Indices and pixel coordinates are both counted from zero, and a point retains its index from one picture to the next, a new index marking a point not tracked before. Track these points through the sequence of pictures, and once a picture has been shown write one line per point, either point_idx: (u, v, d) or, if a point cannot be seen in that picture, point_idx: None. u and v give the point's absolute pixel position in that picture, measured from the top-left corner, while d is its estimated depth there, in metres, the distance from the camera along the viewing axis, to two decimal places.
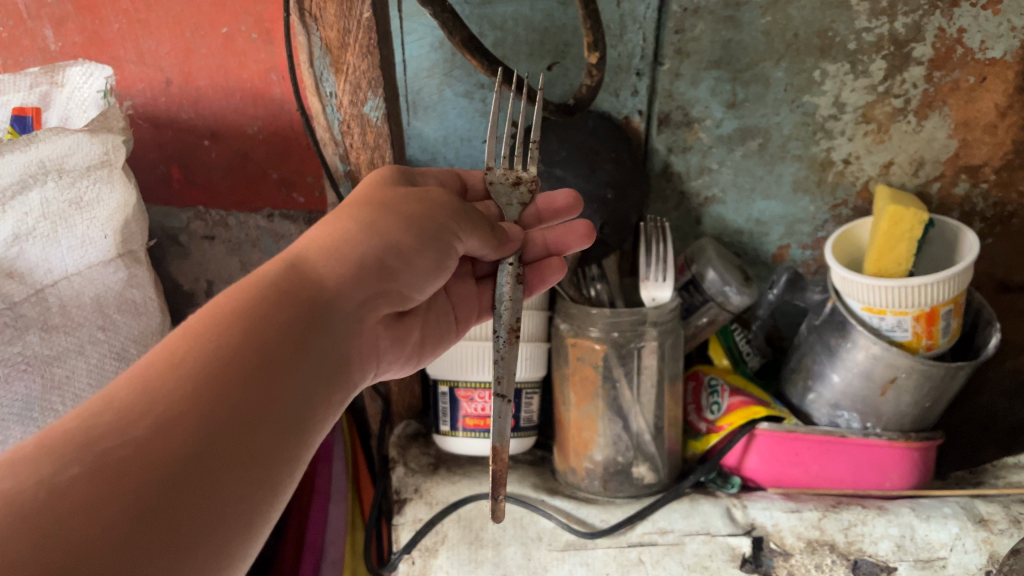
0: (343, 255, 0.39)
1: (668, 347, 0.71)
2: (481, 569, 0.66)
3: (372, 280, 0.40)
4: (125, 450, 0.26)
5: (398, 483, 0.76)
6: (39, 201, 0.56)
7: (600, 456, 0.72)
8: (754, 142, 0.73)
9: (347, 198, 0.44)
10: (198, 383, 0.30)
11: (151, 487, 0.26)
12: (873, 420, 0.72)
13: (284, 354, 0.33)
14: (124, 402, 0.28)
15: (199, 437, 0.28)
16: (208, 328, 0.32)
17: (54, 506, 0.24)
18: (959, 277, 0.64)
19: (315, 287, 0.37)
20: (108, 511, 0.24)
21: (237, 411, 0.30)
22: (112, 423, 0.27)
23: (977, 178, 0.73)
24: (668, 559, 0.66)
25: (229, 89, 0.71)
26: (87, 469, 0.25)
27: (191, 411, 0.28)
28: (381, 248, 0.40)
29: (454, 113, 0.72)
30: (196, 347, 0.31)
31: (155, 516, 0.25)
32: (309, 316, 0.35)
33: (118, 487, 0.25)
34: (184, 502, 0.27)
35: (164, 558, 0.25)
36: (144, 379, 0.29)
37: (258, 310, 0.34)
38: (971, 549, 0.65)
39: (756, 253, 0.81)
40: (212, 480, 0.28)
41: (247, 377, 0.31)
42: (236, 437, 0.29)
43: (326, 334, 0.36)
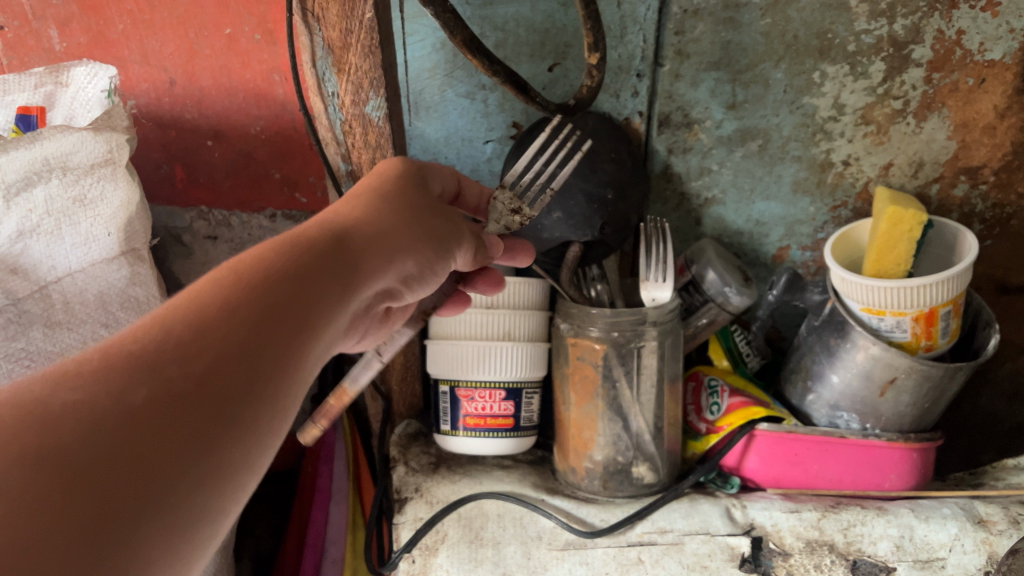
0: (368, 229, 0.40)
1: (667, 346, 0.71)
2: (481, 569, 0.67)
3: (392, 256, 0.41)
4: (188, 383, 0.26)
5: (399, 481, 0.76)
6: (44, 198, 0.57)
7: (600, 456, 0.72)
8: (755, 143, 0.74)
9: (372, 173, 0.45)
10: (255, 326, 0.30)
11: (207, 427, 0.26)
12: (873, 421, 0.72)
13: (322, 312, 0.34)
14: (185, 332, 0.28)
15: (250, 382, 0.28)
16: (257, 270, 0.33)
17: (122, 429, 0.24)
18: (958, 277, 0.64)
19: (350, 255, 0.37)
20: (169, 445, 0.25)
21: (281, 365, 0.30)
22: (176, 351, 0.27)
23: (976, 179, 0.73)
24: (668, 559, 0.67)
25: (232, 89, 0.71)
26: (153, 396, 0.25)
27: (246, 355, 0.29)
28: (398, 232, 0.41)
29: (455, 114, 0.73)
30: (249, 290, 0.31)
31: (206, 457, 0.26)
32: (344, 279, 0.36)
33: (181, 419, 0.25)
34: (230, 446, 0.27)
35: (203, 500, 0.26)
36: (203, 309, 0.29)
37: (302, 266, 0.34)
38: (970, 550, 0.66)
39: (756, 254, 0.81)
40: (252, 430, 0.28)
41: (294, 329, 0.31)
42: (277, 387, 0.30)
43: (353, 298, 0.37)
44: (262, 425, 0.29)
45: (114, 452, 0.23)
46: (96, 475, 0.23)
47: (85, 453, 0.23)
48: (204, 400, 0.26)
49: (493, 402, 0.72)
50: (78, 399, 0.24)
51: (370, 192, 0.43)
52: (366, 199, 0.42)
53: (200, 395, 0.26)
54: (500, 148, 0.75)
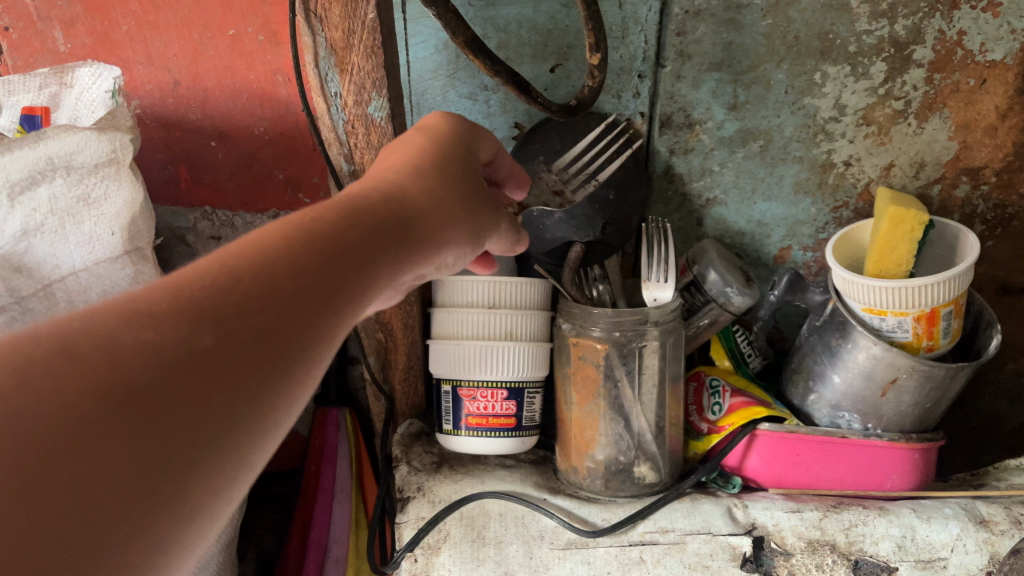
0: (424, 197, 0.38)
1: (669, 347, 0.72)
2: (483, 568, 0.67)
3: (446, 232, 0.39)
4: (249, 339, 0.25)
5: (402, 481, 0.77)
6: (48, 197, 0.58)
7: (601, 455, 0.73)
8: (756, 144, 0.74)
9: (428, 140, 0.43)
10: (317, 289, 0.28)
11: (258, 388, 0.25)
12: (874, 421, 0.73)
13: (374, 285, 0.32)
14: (250, 279, 0.27)
15: (303, 348, 0.27)
16: (324, 229, 0.31)
17: (184, 373, 0.23)
18: (959, 278, 0.64)
19: (406, 224, 0.36)
20: (219, 404, 0.24)
21: (331, 328, 0.29)
22: (242, 301, 0.26)
23: (978, 180, 0.74)
24: (669, 558, 0.67)
25: (235, 90, 0.72)
26: (217, 345, 0.24)
27: (305, 319, 0.27)
28: (452, 210, 0.40)
29: (457, 114, 0.73)
30: (311, 246, 0.30)
31: (253, 420, 0.25)
32: (399, 251, 0.34)
33: (236, 376, 0.24)
34: (272, 412, 0.26)
35: (239, 456, 0.25)
36: (271, 261, 0.28)
37: (361, 229, 0.33)
38: (972, 550, 0.66)
39: (758, 255, 0.81)
40: (294, 389, 0.27)
41: (348, 298, 0.30)
42: (322, 356, 0.29)
43: (402, 272, 0.35)
44: (302, 394, 0.28)
45: (171, 398, 0.22)
46: (149, 420, 0.22)
47: (144, 395, 0.22)
48: (259, 362, 0.25)
49: (495, 401, 0.72)
50: (150, 333, 0.23)
51: (433, 162, 0.41)
52: (426, 168, 0.40)
53: (257, 354, 0.25)
54: (502, 148, 0.76)
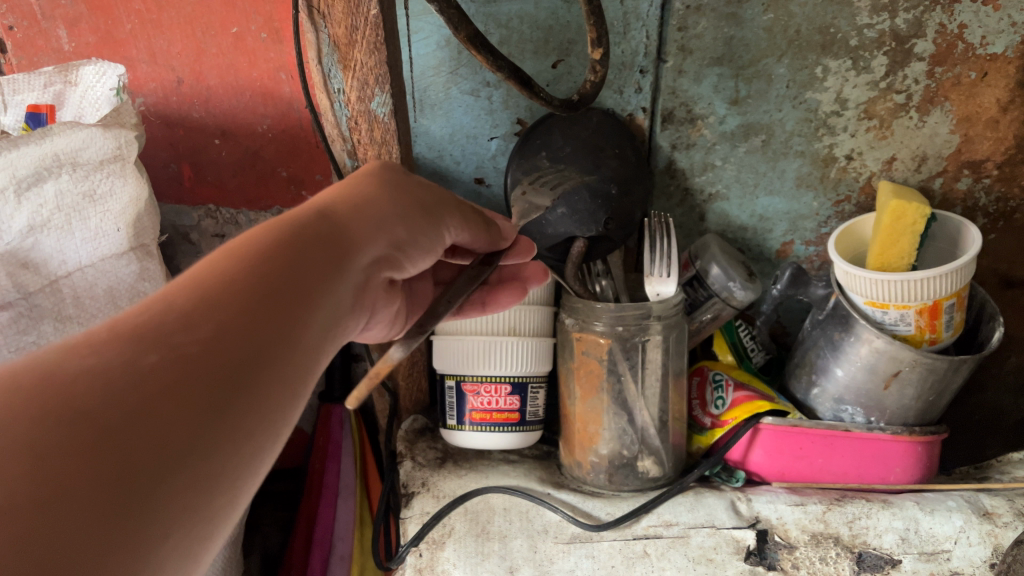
0: (361, 206, 0.40)
1: (672, 341, 0.72)
2: (488, 562, 0.67)
3: (391, 236, 0.41)
4: (194, 350, 0.27)
5: (406, 476, 0.77)
6: (54, 194, 0.58)
7: (605, 450, 0.73)
8: (758, 138, 0.74)
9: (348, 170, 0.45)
10: (258, 300, 0.30)
11: (218, 392, 0.27)
12: (877, 414, 0.73)
13: (321, 292, 0.34)
14: (187, 303, 0.28)
15: (256, 353, 0.29)
16: (260, 250, 0.33)
17: (136, 389, 0.24)
18: (962, 271, 0.64)
19: (344, 232, 0.38)
20: (183, 408, 0.25)
21: (286, 329, 0.31)
22: (182, 321, 0.27)
23: (980, 173, 0.74)
24: (673, 551, 0.67)
25: (238, 88, 0.72)
26: (163, 361, 0.26)
27: (251, 326, 0.29)
28: (397, 212, 0.42)
29: (460, 111, 0.73)
30: (246, 266, 0.32)
31: (223, 419, 0.26)
32: (341, 259, 0.36)
33: (192, 385, 0.26)
34: (243, 413, 0.27)
35: (224, 450, 0.26)
36: (207, 285, 0.30)
37: (298, 242, 0.35)
38: (976, 542, 0.66)
39: (760, 249, 0.82)
40: (264, 387, 0.29)
41: (296, 303, 0.32)
42: (284, 359, 0.30)
43: (350, 277, 0.37)
44: (273, 395, 0.29)
45: (130, 409, 0.24)
46: (113, 430, 0.23)
47: (101, 410, 0.23)
48: (213, 368, 0.27)
49: (499, 397, 0.73)
50: (89, 364, 0.25)
51: (367, 178, 0.43)
52: (364, 184, 0.43)
53: (208, 362, 0.27)
54: (505, 144, 0.76)
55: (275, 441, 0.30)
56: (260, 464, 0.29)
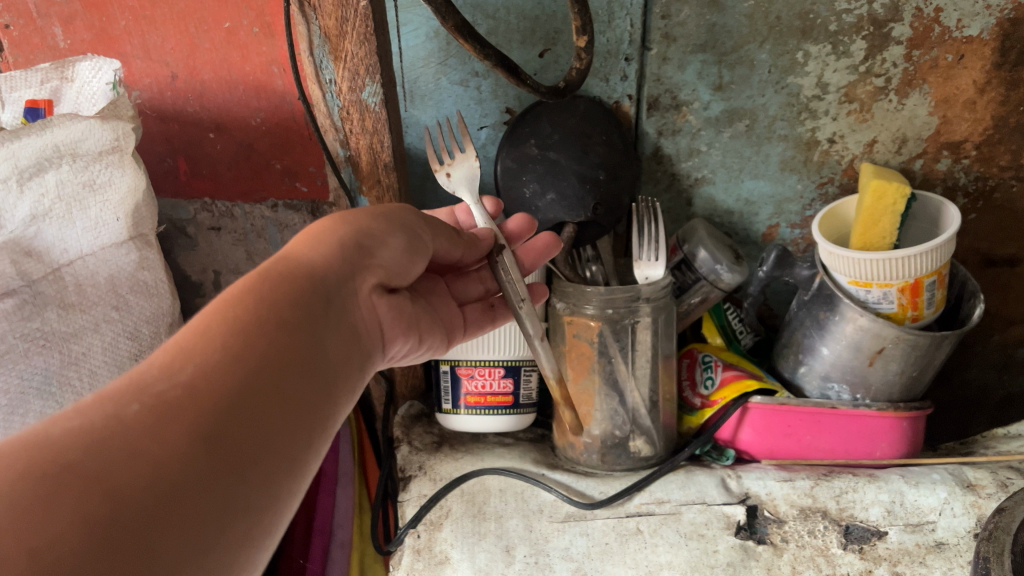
0: (330, 230, 0.41)
1: (661, 322, 0.73)
2: (485, 541, 0.69)
3: (370, 256, 0.42)
4: (173, 395, 0.28)
5: (403, 460, 0.79)
6: (55, 183, 0.59)
7: (597, 430, 0.75)
8: (742, 124, 0.76)
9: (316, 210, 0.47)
10: (234, 337, 0.31)
11: (204, 424, 0.28)
12: (863, 391, 0.75)
13: (304, 318, 0.35)
14: (164, 356, 0.30)
15: (239, 383, 0.30)
16: (236, 292, 0.34)
17: (121, 438, 0.26)
18: (942, 249, 0.66)
19: (315, 256, 0.39)
20: (168, 445, 0.26)
21: (270, 359, 0.32)
22: (159, 371, 0.29)
23: (959, 154, 0.75)
24: (666, 528, 0.69)
25: (232, 82, 0.73)
26: (144, 408, 0.27)
27: (229, 363, 0.30)
28: (370, 227, 0.42)
29: (450, 101, 0.75)
30: (219, 309, 0.33)
31: (215, 451, 0.28)
32: (323, 284, 0.37)
33: (176, 424, 0.27)
34: (234, 441, 0.28)
35: (221, 478, 0.27)
36: (184, 336, 0.31)
37: (270, 279, 0.36)
38: (959, 513, 0.67)
39: (746, 233, 0.83)
40: (255, 415, 0.30)
41: (278, 332, 0.33)
42: (273, 385, 0.31)
43: (334, 301, 0.38)
44: (266, 421, 0.30)
45: (115, 456, 0.25)
46: (101, 476, 0.25)
47: (88, 459, 0.25)
48: (195, 405, 0.28)
49: (493, 380, 0.74)
50: (75, 424, 0.26)
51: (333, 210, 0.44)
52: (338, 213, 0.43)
53: (190, 402, 0.28)
54: (494, 133, 0.77)
55: (283, 466, 0.31)
56: (271, 490, 0.30)
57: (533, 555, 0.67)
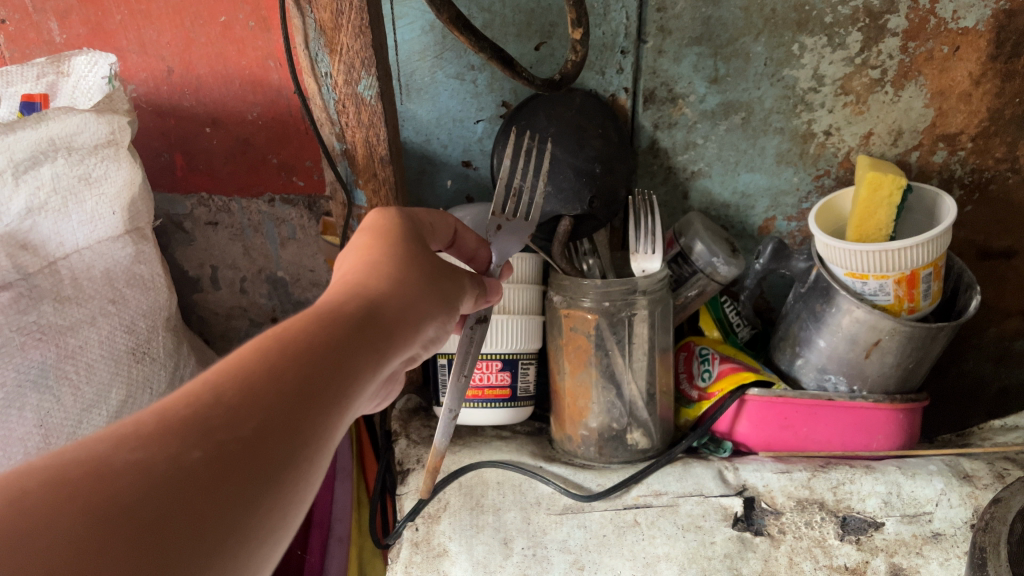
0: (396, 277, 0.38)
1: (657, 315, 0.73)
2: (482, 534, 0.69)
3: (424, 311, 0.38)
4: (235, 451, 0.25)
5: (402, 454, 0.79)
6: (51, 176, 0.59)
7: (595, 423, 0.75)
8: (738, 116, 0.76)
9: (379, 222, 0.43)
10: (300, 392, 0.28)
11: (250, 494, 0.25)
12: (859, 383, 0.75)
13: (360, 379, 0.32)
14: (234, 391, 0.27)
15: (292, 451, 0.27)
16: (305, 332, 0.31)
17: (178, 490, 0.23)
18: (938, 240, 0.66)
19: (381, 302, 0.36)
20: (214, 510, 0.24)
21: (323, 422, 0.29)
22: (226, 414, 0.26)
23: (955, 146, 0.76)
24: (663, 520, 0.69)
25: (228, 76, 0.73)
26: (206, 458, 0.24)
27: (293, 420, 0.27)
28: (425, 283, 0.39)
29: (445, 95, 0.75)
30: (290, 348, 0.30)
31: (252, 521, 0.25)
32: (381, 340, 0.34)
33: (229, 490, 0.24)
34: (267, 517, 0.26)
35: (247, 552, 0.25)
36: (252, 372, 0.28)
37: (338, 322, 0.33)
38: (956, 504, 0.67)
39: (743, 226, 0.84)
40: (292, 486, 0.27)
41: (337, 397, 0.30)
42: (315, 458, 0.28)
43: (387, 356, 0.35)
44: (297, 493, 0.27)
45: (165, 512, 0.22)
46: (148, 533, 0.22)
47: (143, 507, 0.22)
48: (251, 468, 0.25)
49: (491, 373, 0.74)
50: (135, 457, 0.23)
51: (399, 243, 0.41)
52: (401, 253, 0.40)
53: (246, 463, 0.25)
54: (490, 127, 0.77)
55: (290, 535, 0.28)
56: (271, 564, 0.27)
57: (531, 548, 0.68)
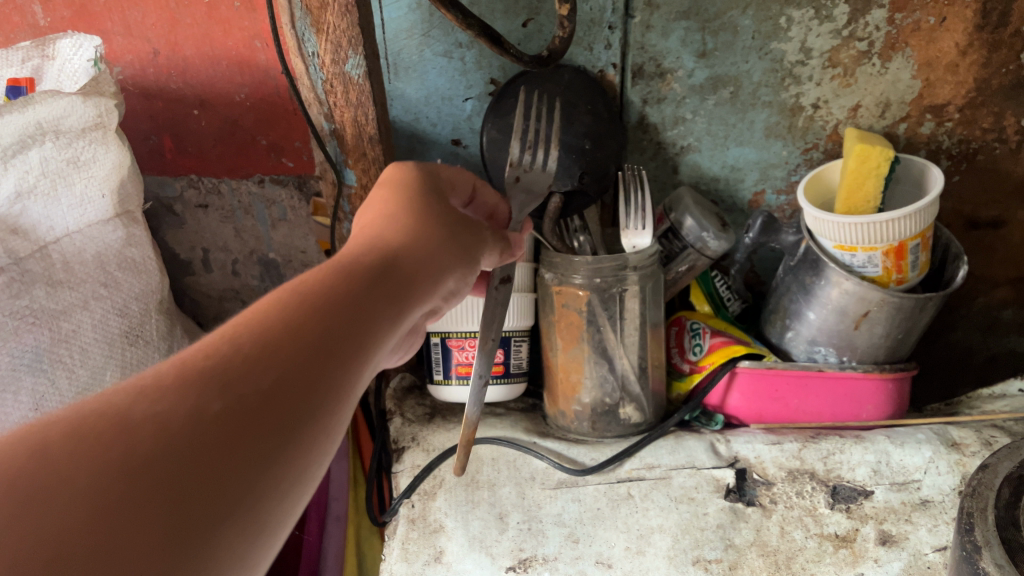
0: (411, 236, 0.39)
1: (649, 290, 0.74)
2: (478, 509, 0.70)
3: (440, 267, 0.40)
4: (253, 401, 0.27)
5: (396, 432, 0.79)
6: (39, 160, 0.59)
7: (588, 398, 0.76)
8: (726, 90, 0.76)
9: (393, 181, 0.45)
10: (316, 347, 0.30)
11: (271, 446, 0.27)
12: (849, 354, 0.75)
13: (376, 331, 0.33)
14: (251, 347, 0.28)
15: (310, 404, 0.28)
16: (317, 290, 0.33)
17: (201, 437, 0.25)
18: (925, 211, 0.66)
19: (394, 260, 0.37)
20: (236, 458, 0.25)
21: (339, 375, 0.30)
22: (244, 367, 0.27)
23: (942, 117, 0.76)
24: (656, 492, 0.70)
25: (215, 58, 0.73)
26: (227, 409, 0.26)
27: (306, 373, 0.29)
28: (440, 241, 0.41)
29: (434, 73, 0.75)
30: (302, 305, 0.31)
31: (274, 470, 0.26)
32: (397, 295, 0.35)
33: (250, 436, 0.26)
34: (287, 468, 0.27)
35: (270, 496, 0.26)
36: (267, 328, 0.29)
37: (350, 280, 0.34)
38: (944, 471, 0.69)
39: (732, 200, 0.84)
40: (312, 437, 0.28)
41: (352, 352, 0.31)
42: (333, 411, 0.30)
43: (404, 312, 0.36)
44: (318, 443, 0.29)
45: (188, 459, 0.24)
46: (173, 482, 0.23)
47: (163, 454, 0.24)
48: (269, 416, 0.27)
49: None
50: (157, 408, 0.25)
51: (412, 202, 0.42)
52: (413, 211, 0.41)
53: (263, 413, 0.27)
54: (479, 105, 0.77)
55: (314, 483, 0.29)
56: (297, 512, 0.29)
57: (526, 522, 0.69)
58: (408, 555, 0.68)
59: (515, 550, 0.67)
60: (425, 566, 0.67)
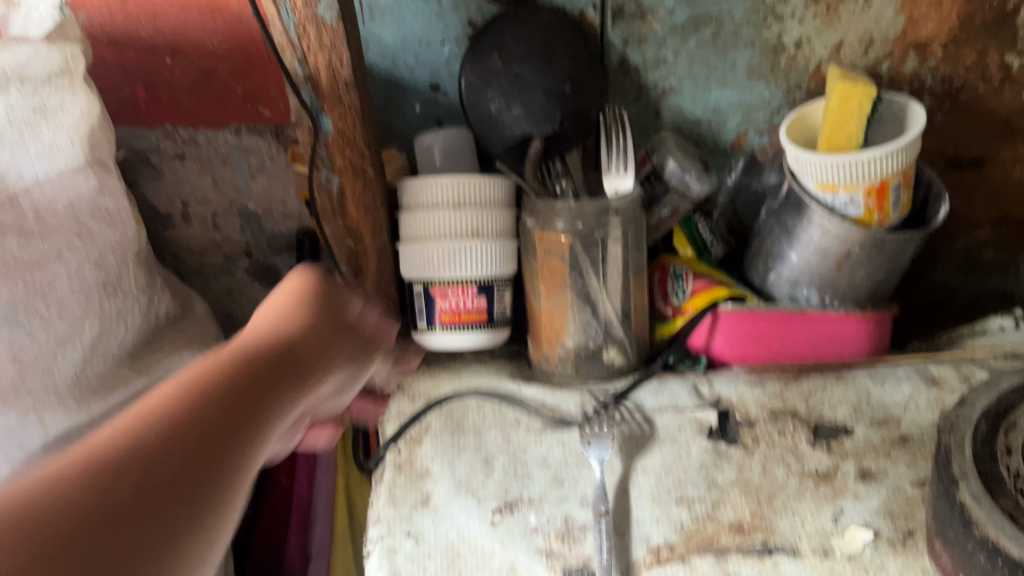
0: (304, 337, 0.42)
1: (631, 235, 0.74)
2: (464, 454, 0.71)
3: (327, 357, 0.43)
4: (207, 466, 0.29)
5: (381, 380, 0.79)
6: (4, 106, 0.53)
7: (571, 342, 0.76)
8: (707, 31, 0.75)
9: (295, 285, 0.47)
10: (226, 408, 0.32)
11: (211, 511, 0.29)
12: (831, 294, 0.76)
13: (277, 411, 0.35)
14: (173, 408, 0.30)
15: (231, 459, 0.31)
16: (233, 373, 0.35)
17: (147, 472, 0.27)
18: (907, 149, 0.66)
19: (298, 363, 0.39)
20: (186, 520, 0.27)
21: (256, 450, 0.33)
22: (173, 425, 0.29)
23: (925, 54, 0.75)
24: (640, 434, 0.72)
25: (185, 4, 0.72)
26: (178, 470, 0.28)
27: (242, 460, 0.31)
28: (320, 330, 0.43)
29: (411, 16, 0.74)
30: (213, 381, 0.33)
31: (210, 498, 0.29)
32: (295, 379, 0.38)
33: (194, 488, 0.28)
34: (215, 509, 0.29)
35: (207, 512, 0.29)
36: (204, 401, 0.32)
37: (262, 371, 0.36)
38: (923, 408, 0.70)
39: (715, 142, 0.83)
40: (235, 496, 0.30)
41: (255, 419, 0.33)
42: (246, 455, 0.32)
43: (302, 394, 0.39)
44: (238, 500, 0.31)
45: (135, 492, 0.26)
46: (128, 505, 0.26)
47: (129, 472, 0.27)
48: (217, 492, 0.29)
49: (467, 298, 0.74)
50: (124, 449, 0.28)
51: (289, 303, 0.45)
52: (308, 313, 0.44)
53: (200, 476, 0.29)
54: (457, 49, 0.76)
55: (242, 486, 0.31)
56: (229, 517, 0.30)
57: (511, 466, 0.70)
58: (395, 499, 0.69)
59: (501, 492, 0.68)
60: (412, 510, 0.68)
